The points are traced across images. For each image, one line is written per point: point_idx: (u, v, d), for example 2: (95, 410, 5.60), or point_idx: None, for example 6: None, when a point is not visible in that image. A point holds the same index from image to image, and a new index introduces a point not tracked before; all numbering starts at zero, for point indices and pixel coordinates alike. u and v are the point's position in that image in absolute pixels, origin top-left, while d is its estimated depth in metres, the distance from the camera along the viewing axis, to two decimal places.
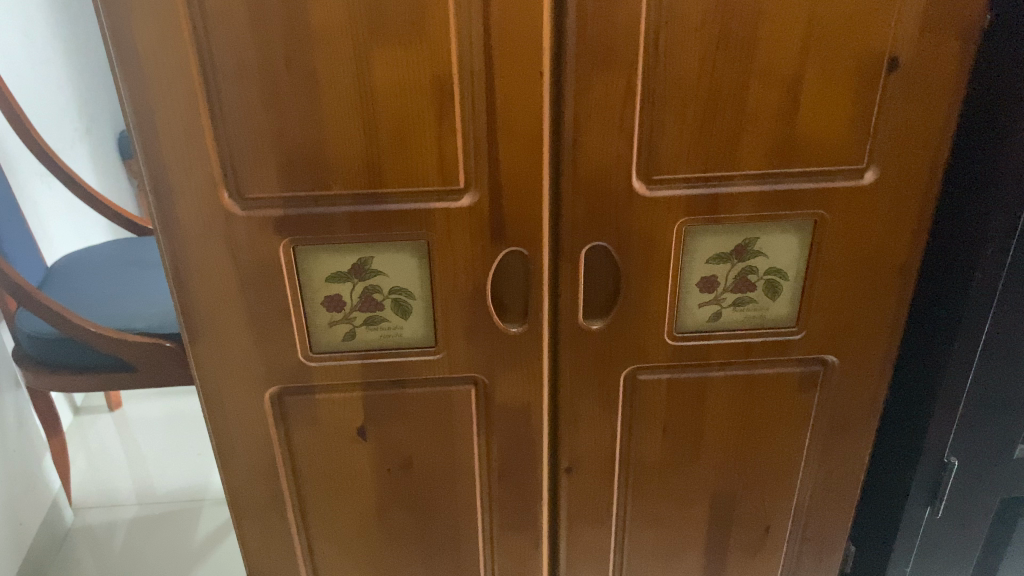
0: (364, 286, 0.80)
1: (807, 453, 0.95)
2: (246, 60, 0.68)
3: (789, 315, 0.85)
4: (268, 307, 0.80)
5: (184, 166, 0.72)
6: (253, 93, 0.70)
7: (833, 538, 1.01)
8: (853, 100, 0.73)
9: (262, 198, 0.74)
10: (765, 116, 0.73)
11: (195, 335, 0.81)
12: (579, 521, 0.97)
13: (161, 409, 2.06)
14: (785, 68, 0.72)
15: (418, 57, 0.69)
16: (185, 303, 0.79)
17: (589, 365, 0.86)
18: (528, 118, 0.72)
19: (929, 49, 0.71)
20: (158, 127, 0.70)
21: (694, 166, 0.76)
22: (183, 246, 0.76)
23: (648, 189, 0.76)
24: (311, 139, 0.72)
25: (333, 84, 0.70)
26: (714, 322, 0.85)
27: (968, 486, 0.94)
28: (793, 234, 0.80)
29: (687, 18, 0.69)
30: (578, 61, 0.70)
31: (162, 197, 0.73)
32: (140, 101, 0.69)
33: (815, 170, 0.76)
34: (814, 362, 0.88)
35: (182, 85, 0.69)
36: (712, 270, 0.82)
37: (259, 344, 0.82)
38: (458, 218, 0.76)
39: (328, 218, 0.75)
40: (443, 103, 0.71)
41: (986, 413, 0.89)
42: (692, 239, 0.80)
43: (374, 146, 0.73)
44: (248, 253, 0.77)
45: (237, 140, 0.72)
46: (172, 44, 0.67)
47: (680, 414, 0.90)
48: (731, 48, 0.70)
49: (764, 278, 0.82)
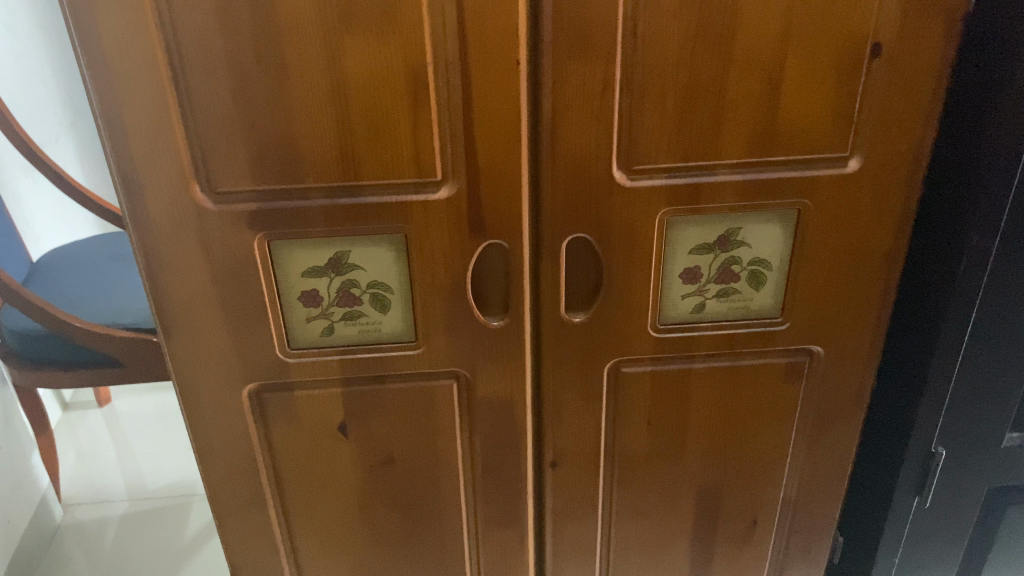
0: (342, 281, 0.79)
1: (793, 444, 0.94)
2: (214, 51, 0.67)
3: (773, 306, 0.84)
4: (243, 303, 0.79)
5: (154, 159, 0.71)
6: (222, 85, 0.68)
7: (821, 529, 1.00)
8: (835, 87, 0.72)
9: (234, 192, 0.73)
10: (746, 103, 0.72)
11: (170, 333, 0.79)
12: (565, 514, 0.96)
13: (150, 404, 2.05)
14: (765, 55, 0.70)
15: (391, 47, 0.68)
16: (159, 300, 0.77)
17: (572, 358, 0.85)
18: (505, 108, 0.71)
19: (913, 34, 0.70)
20: (125, 120, 0.69)
21: (675, 156, 0.74)
22: (155, 242, 0.74)
23: (629, 179, 0.75)
24: (284, 131, 0.71)
25: (305, 75, 0.68)
26: (698, 313, 0.83)
27: (955, 475, 0.93)
28: (777, 224, 0.79)
29: (666, 4, 0.67)
30: (555, 49, 0.69)
31: (132, 191, 0.72)
32: (106, 94, 0.67)
33: (798, 159, 0.75)
34: (800, 353, 0.87)
35: (149, 77, 0.67)
36: (695, 261, 0.80)
37: (236, 341, 0.81)
38: (436, 211, 0.75)
39: (303, 211, 0.74)
40: (417, 94, 0.70)
41: (973, 402, 0.88)
42: (674, 230, 0.78)
43: (348, 138, 0.71)
44: (221, 249, 0.75)
45: (208, 133, 0.70)
46: (138, 35, 0.65)
47: (664, 407, 0.89)
48: (711, 34, 0.69)
49: (747, 269, 0.81)
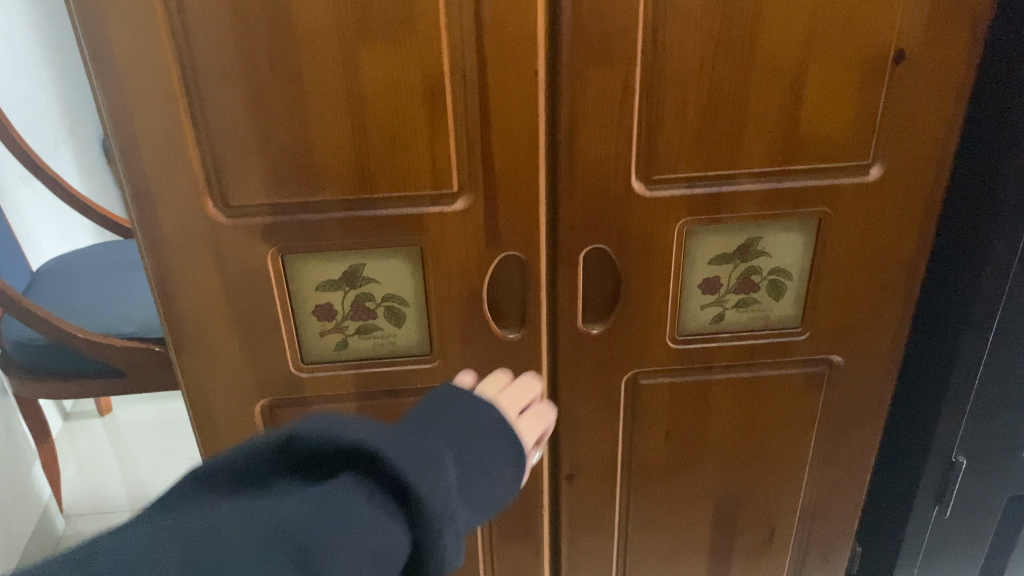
0: (357, 294, 0.78)
1: (812, 455, 0.93)
2: (227, 63, 0.65)
3: (793, 315, 0.83)
4: (256, 318, 0.77)
5: (166, 172, 0.69)
6: (236, 97, 0.67)
7: (839, 538, 0.99)
8: (858, 94, 0.71)
9: (248, 205, 0.72)
10: (768, 112, 0.71)
11: (182, 350, 0.78)
12: (580, 527, 0.95)
13: (152, 414, 2.03)
14: (788, 63, 0.69)
15: (408, 58, 0.66)
16: (171, 315, 0.76)
17: (589, 371, 0.84)
18: (523, 118, 0.70)
19: (937, 41, 0.69)
20: (137, 133, 0.67)
21: (695, 166, 0.73)
22: (167, 258, 0.73)
23: (648, 189, 0.74)
24: (298, 143, 0.69)
25: (320, 86, 0.67)
26: (717, 324, 0.83)
27: (976, 485, 0.92)
28: (797, 233, 0.78)
29: (686, 13, 0.66)
30: (574, 59, 0.68)
31: (143, 204, 0.71)
32: (118, 107, 0.66)
33: (819, 167, 0.74)
34: (819, 363, 0.86)
35: (161, 90, 0.66)
36: (715, 271, 0.80)
37: (249, 356, 0.79)
38: (452, 221, 0.74)
39: (318, 224, 0.73)
40: (435, 105, 0.69)
41: (994, 411, 0.87)
42: (693, 240, 0.78)
43: (364, 149, 0.70)
44: (234, 262, 0.74)
45: (221, 146, 0.69)
46: (150, 48, 0.64)
47: (682, 419, 0.88)
48: (732, 43, 0.68)
49: (767, 279, 0.81)
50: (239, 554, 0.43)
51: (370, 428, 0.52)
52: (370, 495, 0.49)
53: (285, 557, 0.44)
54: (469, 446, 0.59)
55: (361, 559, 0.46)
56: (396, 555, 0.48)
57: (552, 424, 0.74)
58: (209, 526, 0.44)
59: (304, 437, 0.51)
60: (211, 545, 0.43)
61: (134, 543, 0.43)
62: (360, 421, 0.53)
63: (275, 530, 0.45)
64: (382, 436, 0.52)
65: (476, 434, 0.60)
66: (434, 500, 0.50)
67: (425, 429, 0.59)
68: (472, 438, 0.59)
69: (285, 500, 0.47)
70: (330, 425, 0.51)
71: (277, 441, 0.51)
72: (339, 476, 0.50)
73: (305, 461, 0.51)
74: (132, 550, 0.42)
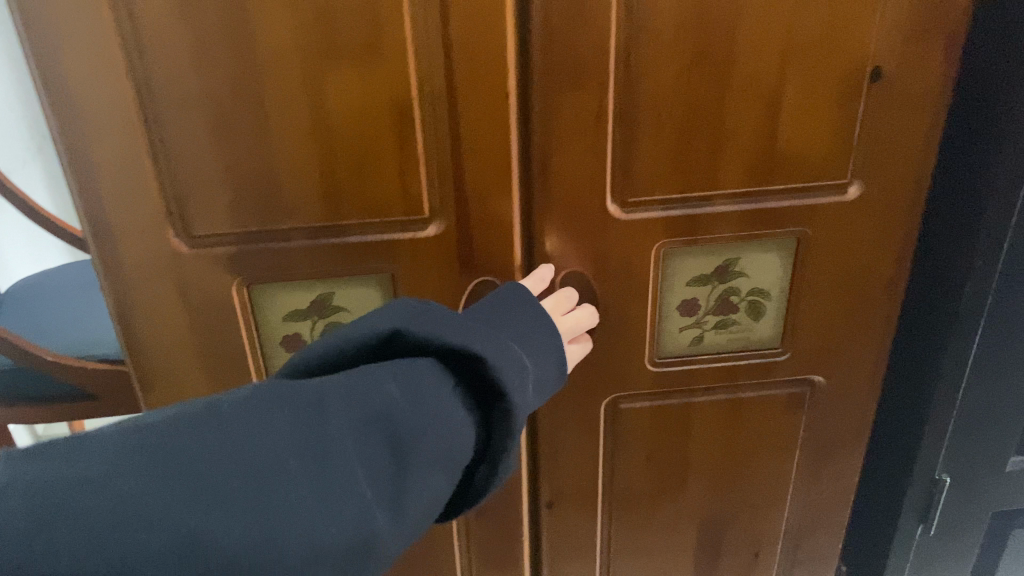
0: (326, 323, 0.76)
1: (796, 476, 0.91)
2: (186, 90, 0.63)
3: (773, 336, 0.82)
4: (223, 349, 0.75)
5: (126, 202, 0.67)
6: (196, 125, 0.65)
7: (825, 558, 0.98)
8: (836, 113, 0.70)
9: (212, 235, 0.69)
10: (745, 132, 0.70)
11: (147, 384, 0.76)
12: (562, 554, 0.93)
13: None
14: (763, 82, 0.67)
15: (374, 82, 0.64)
16: (134, 348, 0.74)
17: (568, 396, 0.82)
18: (494, 142, 0.68)
19: (913, 58, 0.68)
20: (93, 163, 0.65)
21: (671, 188, 0.72)
22: (128, 290, 0.71)
23: (624, 211, 0.73)
24: (262, 171, 0.67)
25: (284, 112, 0.65)
26: (696, 345, 0.81)
27: (961, 502, 0.91)
28: (776, 253, 0.77)
29: (660, 32, 0.64)
30: (546, 80, 0.66)
31: (102, 235, 0.68)
32: (74, 137, 0.64)
33: (797, 187, 0.73)
34: (801, 384, 0.85)
35: (118, 118, 0.63)
36: (693, 293, 0.78)
37: (216, 389, 0.77)
38: (423, 248, 0.72)
39: (284, 253, 0.71)
40: (403, 129, 0.67)
41: (977, 427, 0.86)
42: (670, 262, 0.76)
43: (331, 176, 0.68)
44: (198, 293, 0.72)
45: (182, 175, 0.66)
46: (106, 75, 0.62)
47: (663, 443, 0.87)
48: (706, 63, 0.66)
49: (746, 299, 0.79)
50: (337, 428, 0.41)
51: (475, 330, 0.50)
52: (454, 389, 0.48)
53: (380, 436, 0.43)
54: (540, 342, 0.58)
55: (446, 451, 0.46)
56: (468, 449, 0.48)
57: (579, 357, 0.74)
58: (323, 400, 0.42)
59: (403, 334, 0.48)
60: (312, 422, 0.41)
61: (242, 407, 0.41)
62: (462, 319, 0.52)
63: (384, 413, 0.43)
64: (484, 336, 0.50)
65: (543, 330, 0.59)
66: (516, 411, 0.49)
67: (502, 323, 0.57)
68: (545, 339, 0.59)
69: (389, 379, 0.45)
70: (438, 323, 0.50)
71: (386, 329, 0.49)
72: (428, 364, 0.48)
73: (400, 351, 0.49)
74: (246, 418, 0.40)
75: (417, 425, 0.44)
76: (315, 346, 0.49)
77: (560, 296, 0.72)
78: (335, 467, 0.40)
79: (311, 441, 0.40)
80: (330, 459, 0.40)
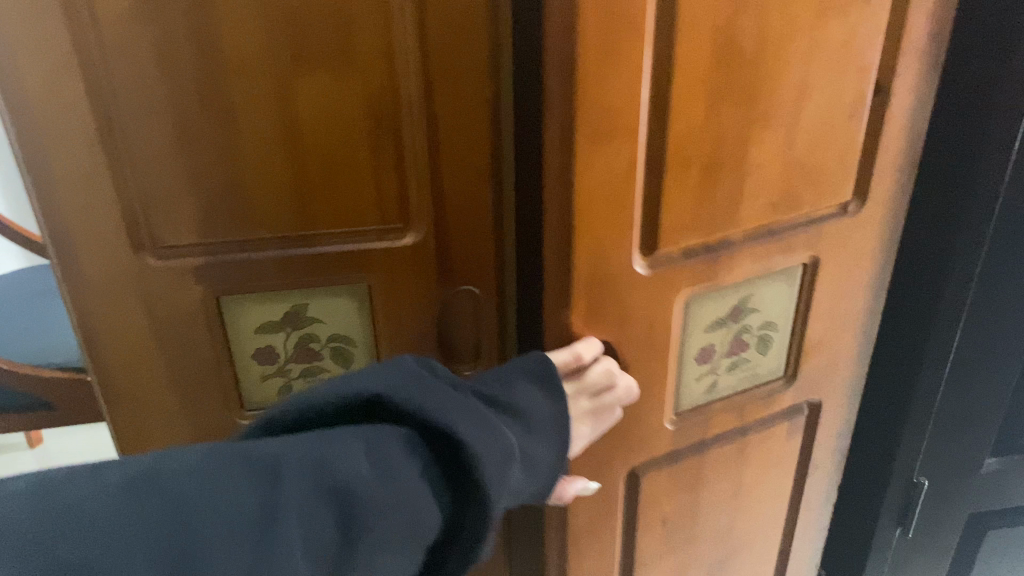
0: (300, 335, 0.74)
1: None
2: (151, 95, 0.60)
3: (778, 366, 0.78)
4: (192, 364, 0.72)
5: (87, 213, 0.64)
6: (162, 132, 0.62)
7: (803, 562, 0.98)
8: (842, 131, 0.66)
9: (179, 246, 0.67)
10: (769, 165, 0.62)
11: (110, 403, 0.73)
12: None
13: (87, 445, 1.91)
14: (787, 109, 0.61)
15: (349, 87, 0.62)
16: (97, 365, 0.71)
17: None
18: (472, 147, 0.67)
19: None
20: (52, 172, 0.62)
21: (697, 237, 0.62)
22: (90, 305, 0.68)
23: (649, 267, 0.61)
24: (232, 179, 0.64)
25: (255, 118, 0.62)
26: (710, 393, 0.74)
27: (938, 506, 0.91)
28: (785, 284, 0.72)
29: (693, 63, 0.54)
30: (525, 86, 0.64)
31: (61, 248, 0.65)
32: (29, 147, 0.60)
33: (809, 212, 0.68)
34: (797, 410, 0.83)
35: (79, 124, 0.60)
36: (710, 339, 0.71)
37: (185, 404, 0.74)
38: (400, 257, 0.70)
39: (255, 263, 0.68)
40: (378, 135, 0.65)
41: (954, 431, 0.86)
42: (692, 311, 0.67)
43: (304, 184, 0.66)
44: (166, 306, 0.69)
45: (147, 183, 0.64)
46: (66, 80, 0.58)
47: None
48: (735, 97, 0.57)
49: (756, 335, 0.74)
50: (296, 506, 0.37)
51: (468, 409, 0.45)
52: (430, 469, 0.43)
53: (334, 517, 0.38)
54: (541, 426, 0.50)
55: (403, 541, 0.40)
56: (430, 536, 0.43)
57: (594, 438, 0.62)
58: (286, 470, 0.37)
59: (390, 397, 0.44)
60: (270, 495, 0.36)
61: (209, 473, 0.36)
62: (464, 400, 0.46)
63: (350, 500, 0.38)
64: (470, 413, 0.45)
65: (540, 398, 0.52)
66: (492, 505, 0.43)
67: (507, 391, 0.51)
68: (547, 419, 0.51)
69: (360, 453, 0.40)
70: (428, 394, 0.44)
71: (369, 391, 0.44)
72: (407, 437, 0.43)
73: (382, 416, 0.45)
74: (204, 477, 0.35)
75: (381, 519, 0.39)
76: (305, 391, 0.44)
77: (598, 373, 0.59)
78: (276, 563, 0.35)
79: (264, 520, 0.35)
80: (273, 550, 0.35)
